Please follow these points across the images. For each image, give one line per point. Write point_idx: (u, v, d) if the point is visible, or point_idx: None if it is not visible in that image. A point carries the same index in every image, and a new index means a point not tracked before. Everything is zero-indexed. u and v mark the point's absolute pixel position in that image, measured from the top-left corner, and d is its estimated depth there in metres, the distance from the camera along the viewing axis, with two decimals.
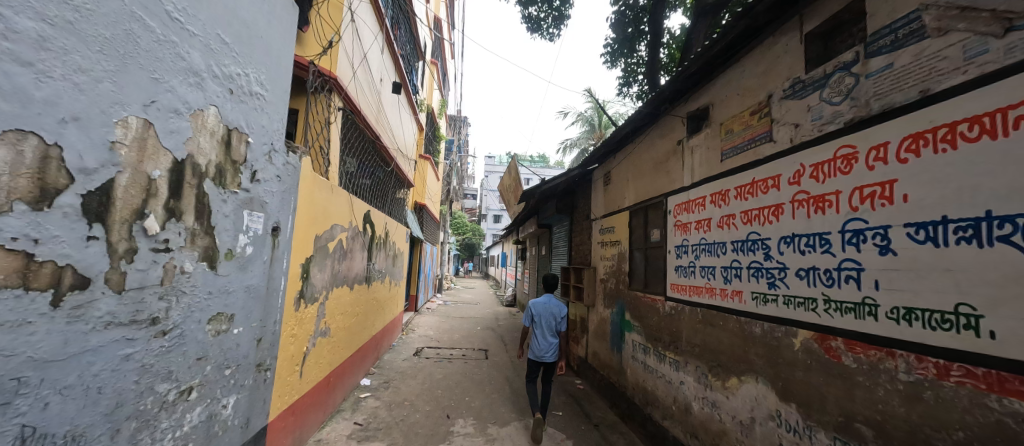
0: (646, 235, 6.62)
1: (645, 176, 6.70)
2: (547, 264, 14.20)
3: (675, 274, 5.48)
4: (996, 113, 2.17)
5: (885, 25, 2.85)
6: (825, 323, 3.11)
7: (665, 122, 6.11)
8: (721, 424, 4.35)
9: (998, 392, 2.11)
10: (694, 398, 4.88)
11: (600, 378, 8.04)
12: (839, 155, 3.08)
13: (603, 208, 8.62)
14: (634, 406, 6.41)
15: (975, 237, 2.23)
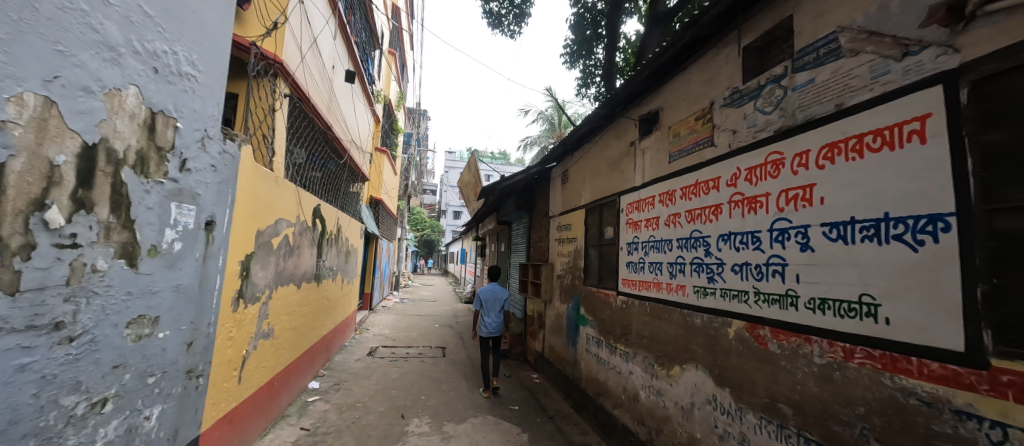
0: (600, 233, 6.84)
1: (600, 175, 6.92)
2: (506, 260, 14.27)
3: (626, 270, 5.72)
4: (893, 126, 2.44)
5: (809, 43, 3.13)
6: (755, 313, 3.39)
7: (619, 123, 6.34)
8: (665, 410, 4.62)
9: (890, 370, 2.38)
10: (642, 387, 5.14)
11: (555, 371, 8.24)
12: (769, 160, 3.36)
13: (561, 206, 8.80)
14: (588, 398, 6.63)
15: (875, 236, 2.50)
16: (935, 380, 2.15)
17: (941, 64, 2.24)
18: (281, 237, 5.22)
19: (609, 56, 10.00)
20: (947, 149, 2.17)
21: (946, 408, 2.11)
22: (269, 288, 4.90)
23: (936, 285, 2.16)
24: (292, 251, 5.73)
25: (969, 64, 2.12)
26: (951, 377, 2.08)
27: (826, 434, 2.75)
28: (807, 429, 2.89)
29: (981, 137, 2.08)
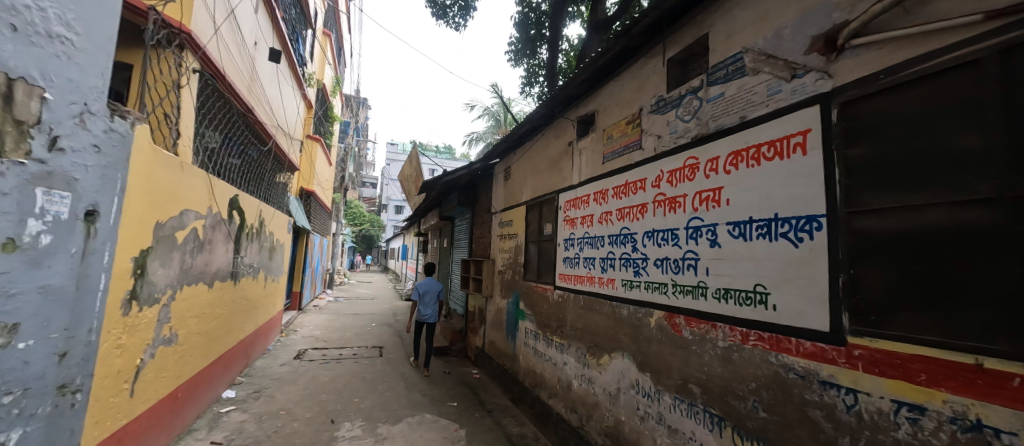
0: (539, 229, 7.01)
1: (541, 173, 7.09)
2: (448, 256, 14.07)
3: (563, 265, 5.95)
4: (783, 138, 2.80)
5: (721, 59, 3.47)
6: (673, 304, 3.71)
7: (559, 123, 6.53)
8: (595, 397, 4.89)
9: (776, 350, 2.74)
10: (575, 377, 5.39)
11: (495, 366, 8.32)
12: (687, 164, 3.69)
13: (503, 202, 8.88)
14: (525, 390, 6.80)
15: (767, 234, 2.85)
16: (808, 357, 2.51)
17: (819, 87, 2.60)
18: (187, 231, 4.65)
19: (552, 57, 10.23)
20: (821, 160, 2.53)
21: (815, 380, 2.48)
22: (171, 288, 4.35)
23: (811, 276, 2.53)
24: (201, 247, 5.14)
25: (838, 88, 2.48)
26: (819, 353, 2.45)
27: (726, 409, 3.09)
28: (711, 405, 3.23)
29: (845, 151, 2.42)
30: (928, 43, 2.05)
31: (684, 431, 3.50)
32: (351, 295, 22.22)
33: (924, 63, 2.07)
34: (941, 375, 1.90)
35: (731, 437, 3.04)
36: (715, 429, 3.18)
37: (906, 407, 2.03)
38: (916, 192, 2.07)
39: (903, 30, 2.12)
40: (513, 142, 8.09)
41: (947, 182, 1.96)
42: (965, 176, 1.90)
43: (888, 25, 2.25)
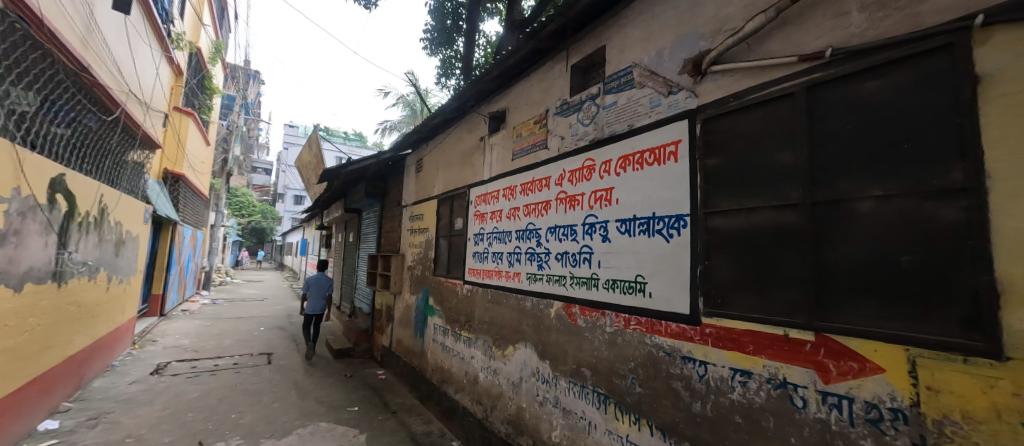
0: (450, 224, 6.93)
1: (452, 167, 7.01)
2: (354, 251, 13.15)
3: (472, 260, 5.99)
4: (660, 146, 3.17)
5: (616, 71, 3.80)
6: (570, 294, 3.99)
7: (472, 118, 6.53)
8: (499, 387, 5.03)
9: (650, 332, 3.11)
10: (481, 369, 5.47)
11: (402, 365, 8.05)
12: (585, 165, 3.97)
13: (414, 195, 8.59)
14: (433, 386, 6.71)
15: (647, 230, 3.21)
16: (674, 336, 2.91)
17: (688, 103, 2.99)
18: None
19: (468, 50, 10.13)
20: (688, 167, 2.93)
21: (678, 356, 2.87)
22: None
23: (679, 267, 2.92)
24: (1, 241, 3.99)
25: (702, 106, 2.89)
26: (682, 333, 2.85)
27: (611, 387, 3.43)
28: (599, 385, 3.56)
29: (705, 160, 2.83)
30: (764, 75, 2.50)
31: (576, 412, 3.79)
32: (235, 296, 19.53)
33: (760, 92, 2.52)
34: (762, 345, 2.35)
35: (614, 412, 3.38)
36: (602, 407, 3.51)
37: (739, 373, 2.47)
38: (752, 197, 2.52)
39: (748, 61, 2.57)
40: (425, 133, 7.86)
41: (771, 190, 2.42)
42: (783, 186, 2.36)
43: (738, 57, 2.68)
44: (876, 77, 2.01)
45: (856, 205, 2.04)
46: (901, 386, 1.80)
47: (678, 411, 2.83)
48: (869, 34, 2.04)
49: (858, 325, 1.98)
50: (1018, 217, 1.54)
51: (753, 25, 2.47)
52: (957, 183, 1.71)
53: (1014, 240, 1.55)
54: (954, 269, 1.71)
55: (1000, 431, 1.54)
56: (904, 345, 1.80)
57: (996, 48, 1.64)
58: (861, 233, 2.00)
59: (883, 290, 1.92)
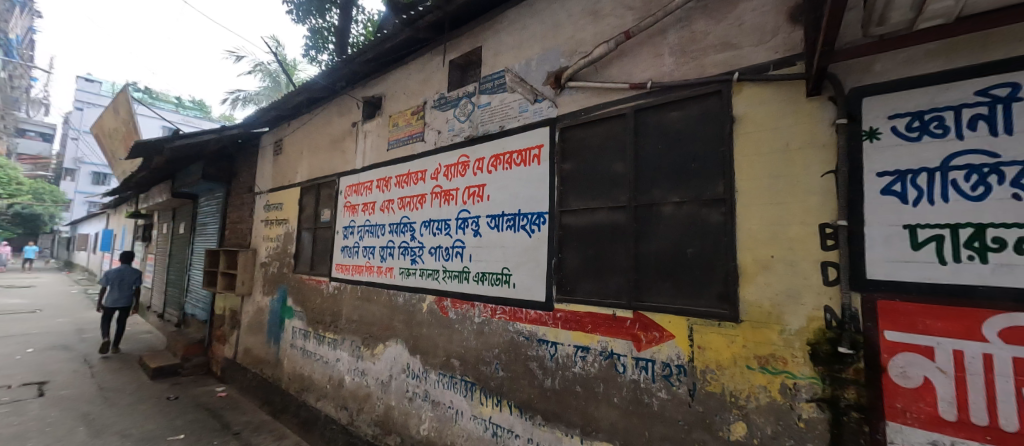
0: (314, 215, 6.29)
1: (319, 153, 6.37)
2: (186, 246, 10.87)
3: (340, 255, 5.60)
4: (526, 149, 3.45)
5: (490, 73, 3.97)
6: (442, 288, 4.06)
7: (343, 100, 6.02)
8: (367, 389, 4.80)
9: (512, 319, 3.38)
10: (347, 372, 5.14)
11: (251, 377, 7.02)
12: (459, 160, 4.06)
13: (271, 181, 7.53)
14: (290, 397, 6.03)
15: (513, 225, 3.47)
16: (532, 322, 3.23)
17: (550, 112, 3.32)
18: None
19: (343, 24, 9.27)
20: (547, 169, 3.26)
21: (534, 339, 3.20)
22: None
23: (538, 260, 3.24)
24: None
25: (560, 116, 3.25)
26: (538, 318, 3.18)
27: (478, 374, 3.61)
28: (467, 373, 3.71)
29: (562, 164, 3.20)
30: (606, 96, 2.95)
31: (444, 403, 3.87)
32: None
33: (602, 109, 2.96)
34: (598, 324, 2.79)
35: (479, 398, 3.56)
36: (468, 394, 3.66)
37: (580, 349, 2.88)
38: (596, 199, 2.95)
39: (596, 82, 2.99)
40: (286, 111, 6.95)
41: (609, 194, 2.88)
42: (617, 191, 2.84)
43: (588, 77, 3.10)
44: (679, 109, 2.56)
45: (664, 208, 2.57)
46: (684, 347, 2.36)
47: (533, 388, 3.15)
48: (676, 74, 2.59)
49: (662, 303, 2.50)
50: (751, 221, 2.17)
51: (600, 51, 2.88)
52: (721, 195, 2.31)
53: (749, 237, 2.17)
54: (718, 258, 2.31)
55: (735, 373, 2.15)
56: (688, 317, 2.36)
57: (745, 98, 2.26)
58: (668, 230, 2.54)
59: (679, 275, 2.46)
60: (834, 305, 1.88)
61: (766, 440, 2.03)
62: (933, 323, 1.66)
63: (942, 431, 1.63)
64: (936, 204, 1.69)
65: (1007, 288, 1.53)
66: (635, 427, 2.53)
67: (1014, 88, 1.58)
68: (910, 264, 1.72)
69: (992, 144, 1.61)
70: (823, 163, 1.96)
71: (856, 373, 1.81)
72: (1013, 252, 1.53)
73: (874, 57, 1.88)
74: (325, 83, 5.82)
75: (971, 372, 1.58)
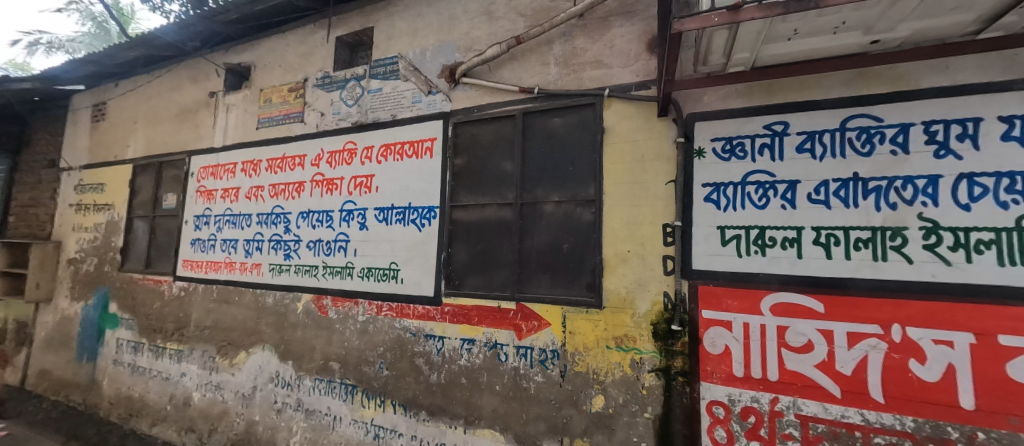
0: (153, 201, 5.19)
1: (162, 125, 5.28)
2: None
3: (190, 250, 4.76)
4: (418, 140, 3.38)
5: (382, 57, 3.75)
6: (321, 285, 3.74)
7: (198, 65, 5.09)
8: (223, 405, 4.16)
9: (399, 316, 3.28)
10: (196, 388, 4.39)
11: (51, 406, 5.50)
12: (345, 148, 3.79)
13: (88, 156, 5.99)
14: (112, 425, 4.89)
15: (402, 219, 3.37)
16: (419, 317, 3.18)
17: (444, 106, 3.31)
18: None
19: None
20: (440, 163, 3.25)
21: (421, 335, 3.16)
22: None
23: (427, 254, 3.21)
24: None
25: (453, 111, 3.26)
26: (426, 313, 3.15)
27: (359, 376, 3.40)
28: (347, 376, 3.47)
29: (454, 159, 3.21)
30: (497, 96, 3.06)
31: (320, 410, 3.56)
32: None
33: (494, 109, 3.07)
34: (483, 316, 2.89)
35: (360, 400, 3.36)
36: (348, 398, 3.43)
37: (466, 341, 2.95)
38: (485, 195, 3.05)
39: (489, 82, 3.08)
40: (113, 68, 5.59)
41: (499, 191, 3.00)
42: (505, 188, 2.98)
43: (481, 76, 3.17)
44: (562, 116, 2.80)
45: (545, 206, 2.78)
46: (557, 333, 2.61)
47: (418, 384, 3.11)
48: (560, 83, 2.82)
49: (542, 294, 2.71)
50: (616, 220, 2.49)
51: (493, 52, 2.97)
52: (593, 196, 2.60)
53: (613, 234, 2.49)
54: (589, 252, 2.60)
55: (597, 353, 2.46)
56: (564, 306, 2.61)
57: (614, 112, 2.58)
58: (550, 227, 2.75)
59: (558, 268, 2.69)
60: (671, 291, 2.29)
61: (619, 408, 2.37)
62: (732, 302, 2.14)
63: (734, 386, 2.10)
64: (738, 210, 2.18)
65: (776, 274, 2.07)
66: (515, 411, 2.70)
67: (785, 125, 2.13)
68: (721, 257, 2.20)
69: (772, 166, 2.14)
70: (668, 174, 2.36)
71: (683, 345, 2.24)
72: (780, 248, 2.08)
73: (703, 90, 2.32)
74: (171, 41, 4.84)
75: (753, 339, 2.08)
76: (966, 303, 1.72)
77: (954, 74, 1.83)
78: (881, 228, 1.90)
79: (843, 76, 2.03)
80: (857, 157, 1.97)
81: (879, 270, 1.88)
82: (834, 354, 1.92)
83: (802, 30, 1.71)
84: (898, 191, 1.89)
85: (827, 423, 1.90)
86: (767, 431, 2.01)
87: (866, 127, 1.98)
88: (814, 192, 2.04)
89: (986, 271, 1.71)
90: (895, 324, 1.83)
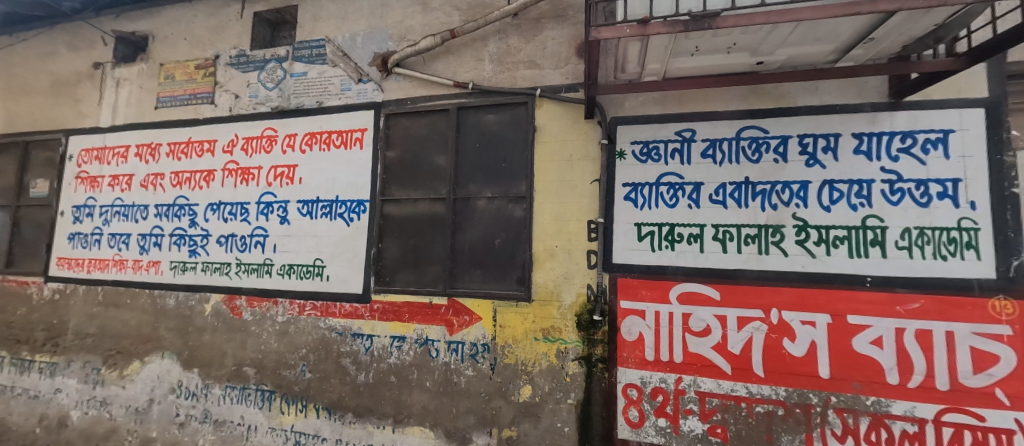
0: (16, 187, 4.37)
1: (29, 97, 4.45)
2: None
3: (68, 246, 4.09)
4: (348, 131, 3.22)
5: (307, 38, 3.47)
6: (234, 284, 3.42)
7: (79, 29, 4.36)
8: (111, 423, 3.64)
9: (323, 315, 3.09)
10: (75, 405, 3.79)
11: None
12: (264, 134, 3.49)
13: None
14: None
15: (329, 213, 3.18)
16: (345, 316, 3.03)
17: (375, 96, 3.17)
18: None
19: None
20: (370, 155, 3.12)
21: (348, 334, 3.01)
22: None
23: (355, 250, 3.07)
24: None
25: (386, 102, 3.14)
26: (353, 311, 3.01)
27: (277, 381, 3.16)
28: (264, 382, 3.20)
29: (385, 152, 3.10)
30: (432, 89, 3.01)
31: (231, 420, 3.26)
32: None
33: (428, 102, 3.01)
34: (415, 312, 2.84)
35: (278, 407, 3.13)
36: (264, 405, 3.17)
37: (396, 339, 2.87)
38: (418, 189, 2.99)
39: (423, 74, 3.01)
40: None
41: (432, 186, 2.96)
42: (438, 183, 2.94)
43: (415, 67, 3.08)
44: (497, 114, 2.84)
45: (478, 202, 2.80)
46: (488, 327, 2.65)
47: (344, 386, 2.97)
48: (494, 80, 2.85)
49: (473, 289, 2.72)
50: (545, 216, 2.58)
51: (427, 44, 2.91)
52: (524, 193, 2.67)
53: (542, 230, 2.58)
54: (520, 248, 2.66)
55: (526, 345, 2.54)
56: (494, 300, 2.65)
57: (545, 112, 2.67)
58: (483, 223, 2.78)
59: (490, 263, 2.73)
60: (594, 283, 2.44)
61: (545, 396, 2.47)
62: (645, 292, 2.33)
63: (646, 369, 2.30)
64: (652, 208, 2.38)
65: (682, 266, 2.29)
66: (445, 406, 2.69)
67: (692, 132, 2.36)
68: (637, 251, 2.38)
69: (681, 169, 2.36)
70: (593, 173, 2.50)
71: (603, 334, 2.39)
72: (686, 243, 2.30)
73: (624, 96, 2.49)
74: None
75: (662, 325, 2.29)
76: (824, 289, 2.08)
77: (822, 95, 2.18)
78: (765, 226, 2.19)
79: (739, 91, 2.30)
80: (749, 163, 2.25)
81: (763, 262, 2.18)
82: (726, 337, 2.19)
83: (702, 48, 1.92)
84: (778, 194, 2.20)
85: (720, 397, 2.18)
86: (672, 408, 2.24)
87: (756, 138, 2.26)
88: (714, 193, 2.29)
89: (839, 262, 2.08)
90: (773, 309, 2.13)
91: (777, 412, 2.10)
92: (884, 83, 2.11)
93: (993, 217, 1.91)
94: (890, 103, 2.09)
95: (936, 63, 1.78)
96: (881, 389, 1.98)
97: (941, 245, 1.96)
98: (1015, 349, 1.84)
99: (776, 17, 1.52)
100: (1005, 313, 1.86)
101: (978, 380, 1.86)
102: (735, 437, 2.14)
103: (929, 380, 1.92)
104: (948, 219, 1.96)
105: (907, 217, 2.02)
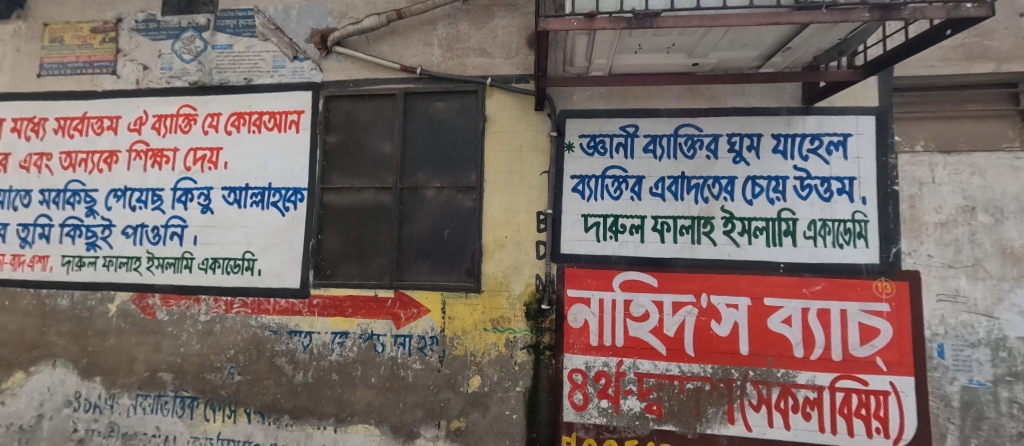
0: None
1: None
2: None
3: None
4: (282, 112, 2.97)
5: (232, 6, 3.12)
6: (145, 281, 3.04)
7: None
8: None
9: (255, 312, 2.86)
10: None
11: None
12: (181, 113, 3.11)
13: None
14: None
15: (260, 202, 2.92)
16: (281, 313, 2.81)
17: (313, 76, 2.94)
18: None
19: None
20: (308, 140, 2.90)
21: (284, 332, 2.80)
22: None
23: (291, 242, 2.86)
24: None
25: (325, 83, 2.93)
26: (290, 307, 2.81)
27: (201, 386, 2.88)
28: (184, 388, 2.90)
29: (325, 136, 2.90)
30: (376, 72, 2.86)
31: (145, 432, 2.92)
32: None
33: (372, 85, 2.86)
34: (358, 306, 2.71)
35: (202, 414, 2.86)
36: (185, 413, 2.88)
37: (338, 335, 2.73)
38: (361, 178, 2.84)
39: (366, 55, 2.84)
40: None
41: (377, 174, 2.82)
42: (383, 171, 2.81)
43: (357, 47, 2.90)
44: (446, 101, 2.77)
45: (426, 192, 2.72)
46: (436, 319, 2.60)
47: (280, 387, 2.77)
48: (443, 67, 2.77)
49: (421, 281, 2.66)
50: (495, 207, 2.58)
51: (371, 23, 2.74)
52: (474, 183, 2.64)
53: (492, 221, 2.58)
54: (469, 238, 2.64)
55: (475, 336, 2.54)
56: (443, 291, 2.61)
57: (496, 102, 2.65)
58: (431, 214, 2.71)
59: (438, 255, 2.68)
60: (543, 273, 2.49)
61: (493, 385, 2.50)
62: (590, 281, 2.43)
63: (590, 354, 2.40)
64: (599, 200, 2.46)
65: (624, 255, 2.41)
66: (391, 402, 2.62)
67: (635, 128, 2.47)
68: (583, 242, 2.46)
69: (625, 163, 2.46)
70: (542, 165, 2.54)
71: (550, 322, 2.46)
72: (629, 233, 2.42)
73: (572, 90, 2.53)
74: None
75: (606, 312, 2.40)
76: (745, 275, 2.30)
77: (748, 98, 2.38)
78: (698, 217, 2.36)
79: (678, 90, 2.44)
80: (685, 159, 2.40)
81: (696, 251, 2.35)
82: (663, 321, 2.34)
83: (644, 46, 2.01)
84: (710, 188, 2.38)
85: (656, 377, 2.33)
86: (614, 389, 2.36)
87: (691, 135, 2.41)
88: (654, 187, 2.42)
89: (758, 250, 2.30)
90: (703, 293, 2.32)
91: (704, 387, 2.29)
92: (798, 90, 2.34)
93: (878, 211, 2.22)
94: (802, 108, 2.33)
95: (840, 74, 1.99)
96: (790, 362, 2.23)
97: (839, 235, 2.25)
98: (893, 323, 2.16)
99: (709, 21, 1.64)
100: (885, 292, 2.18)
101: (864, 350, 2.17)
102: (669, 413, 2.31)
103: (827, 353, 2.20)
104: (845, 212, 2.25)
105: (813, 210, 2.28)
